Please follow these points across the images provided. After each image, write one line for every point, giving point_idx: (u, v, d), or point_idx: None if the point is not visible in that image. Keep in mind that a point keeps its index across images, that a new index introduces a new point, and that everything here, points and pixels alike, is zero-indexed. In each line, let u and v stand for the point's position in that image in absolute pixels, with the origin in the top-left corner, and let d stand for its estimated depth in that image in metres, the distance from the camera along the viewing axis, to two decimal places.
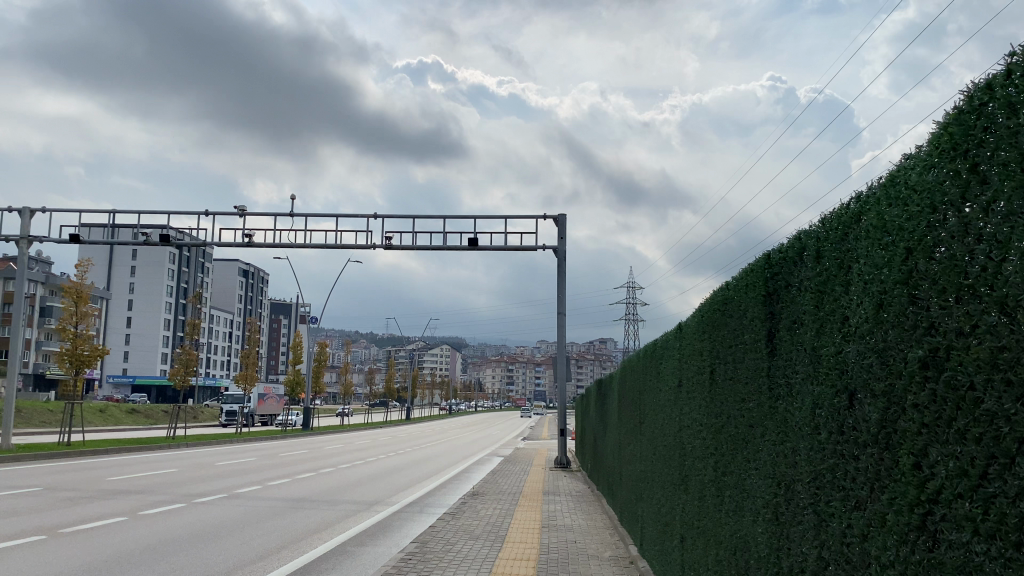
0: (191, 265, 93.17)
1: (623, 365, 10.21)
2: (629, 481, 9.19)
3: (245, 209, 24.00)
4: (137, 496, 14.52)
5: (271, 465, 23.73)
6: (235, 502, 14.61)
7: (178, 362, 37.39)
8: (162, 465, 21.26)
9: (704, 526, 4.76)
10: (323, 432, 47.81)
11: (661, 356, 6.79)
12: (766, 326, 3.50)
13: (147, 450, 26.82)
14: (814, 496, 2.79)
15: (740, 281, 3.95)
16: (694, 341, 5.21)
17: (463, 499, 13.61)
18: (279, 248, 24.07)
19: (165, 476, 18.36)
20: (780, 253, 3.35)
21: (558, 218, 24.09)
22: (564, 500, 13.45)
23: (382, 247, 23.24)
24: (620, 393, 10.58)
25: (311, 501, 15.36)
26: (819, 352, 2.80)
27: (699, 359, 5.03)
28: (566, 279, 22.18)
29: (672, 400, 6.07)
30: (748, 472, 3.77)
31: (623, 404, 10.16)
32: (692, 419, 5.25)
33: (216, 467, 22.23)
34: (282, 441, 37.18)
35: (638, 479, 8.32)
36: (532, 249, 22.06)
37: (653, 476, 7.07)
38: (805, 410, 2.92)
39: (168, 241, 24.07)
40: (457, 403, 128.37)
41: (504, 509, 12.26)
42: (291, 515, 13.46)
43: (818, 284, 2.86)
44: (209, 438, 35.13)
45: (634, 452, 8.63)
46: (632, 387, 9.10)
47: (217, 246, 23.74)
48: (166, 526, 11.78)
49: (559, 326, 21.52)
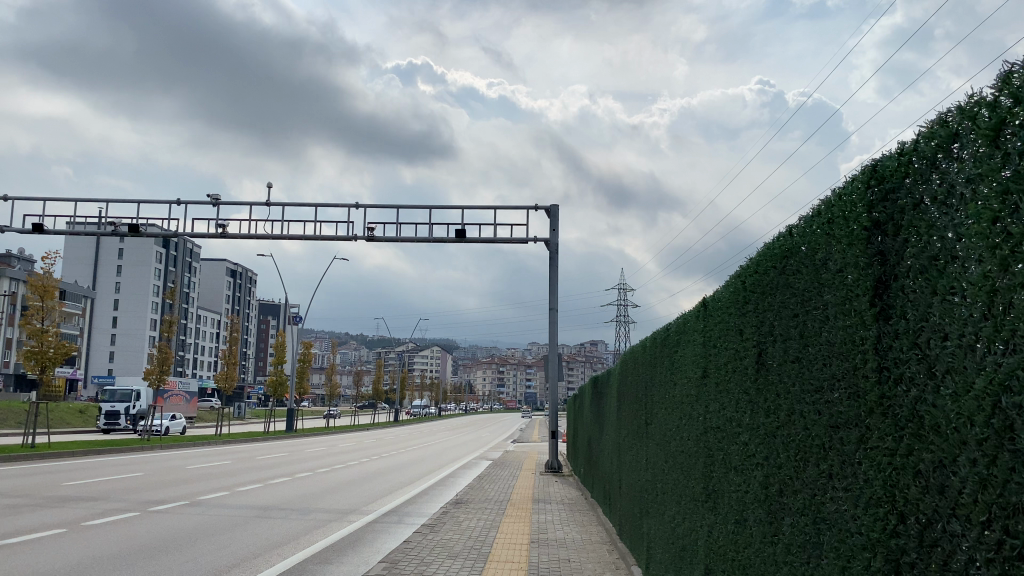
0: (178, 264, 91.71)
1: (624, 357, 9.00)
2: (630, 489, 8.03)
3: (220, 198, 22.66)
4: (85, 504, 13.19)
5: (244, 470, 22.34)
6: (195, 511, 13.32)
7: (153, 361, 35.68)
8: (125, 470, 19.85)
9: (744, 557, 3.58)
10: (308, 434, 46.40)
11: (676, 343, 5.57)
12: (871, 275, 2.32)
13: (116, 453, 25.43)
14: (997, 548, 1.64)
15: (817, 218, 2.78)
16: (730, 315, 4.00)
17: (444, 509, 12.37)
18: (255, 239, 22.76)
19: (125, 482, 16.99)
20: (899, 160, 2.19)
21: (550, 209, 22.88)
22: (556, 510, 12.24)
23: (363, 239, 22.06)
24: (621, 389, 9.36)
25: (280, 509, 14.09)
26: (1007, 302, 1.65)
27: (737, 337, 3.83)
28: (559, 273, 21.00)
29: (693, 395, 4.87)
30: (828, 493, 2.60)
31: (624, 403, 8.97)
32: (725, 418, 4.05)
33: (185, 471, 20.89)
34: (263, 443, 35.79)
35: (641, 489, 7.14)
36: (523, 242, 20.88)
37: (664, 489, 5.89)
38: (971, 397, 1.75)
39: (137, 232, 22.74)
40: (446, 406, 126.79)
41: (489, 520, 11.05)
42: (254, 527, 12.18)
43: (1004, 187, 1.70)
44: (185, 440, 33.60)
45: (639, 459, 7.41)
46: (636, 381, 7.92)
47: (189, 237, 22.47)
48: (109, 540, 10.52)
49: (551, 322, 20.32)
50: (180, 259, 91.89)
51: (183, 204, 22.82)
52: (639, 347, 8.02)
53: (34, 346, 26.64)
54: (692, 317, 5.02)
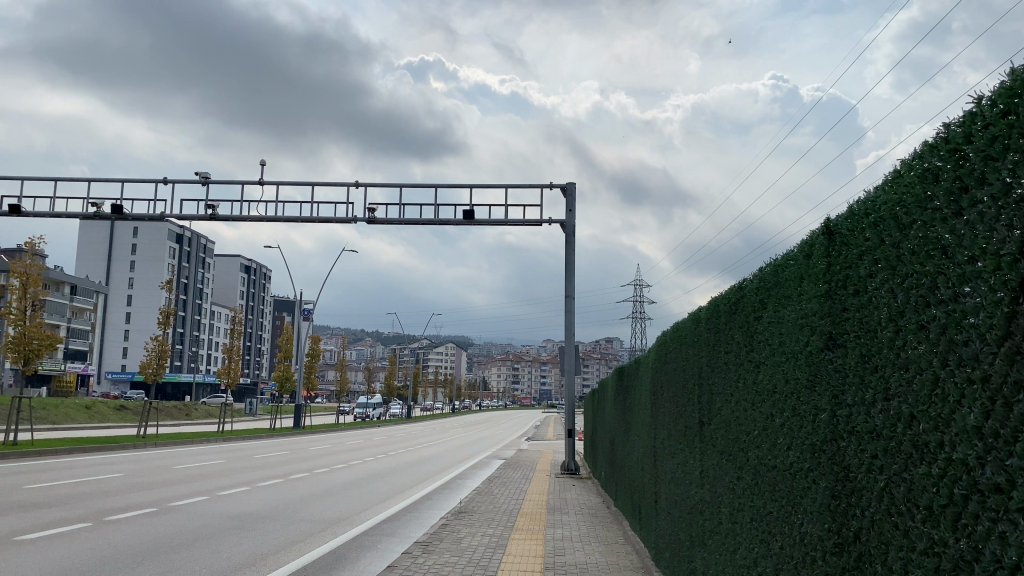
0: (191, 260, 90.68)
1: (659, 342, 7.16)
2: (671, 506, 6.26)
3: (209, 177, 20.96)
4: (34, 513, 11.51)
5: (235, 470, 20.65)
6: (164, 520, 11.65)
7: (146, 354, 33.73)
8: (105, 470, 18.27)
9: None
10: (316, 431, 44.74)
11: (761, 308, 3.78)
12: None
13: (107, 451, 23.95)
14: None
15: None
16: (910, 229, 2.23)
17: (443, 522, 10.61)
18: (247, 221, 21.05)
19: (97, 485, 15.37)
20: None
21: (566, 186, 21.04)
22: (574, 523, 10.48)
23: (363, 220, 20.42)
24: (653, 383, 7.55)
25: (260, 517, 12.41)
26: None
27: (935, 261, 2.06)
28: (576, 254, 19.23)
29: (803, 383, 3.08)
30: None
31: (660, 399, 7.17)
32: (894, 415, 2.28)
33: (171, 472, 19.22)
34: (265, 441, 34.13)
35: (691, 513, 5.33)
36: (536, 222, 19.09)
37: (735, 519, 4.14)
38: None
39: (121, 213, 21.11)
40: (460, 403, 124.93)
41: (496, 539, 9.28)
42: (222, 541, 10.44)
43: None
44: (182, 437, 31.98)
45: (687, 471, 5.63)
46: (679, 370, 6.10)
47: (176, 219, 20.86)
48: (33, 561, 8.72)
49: (567, 311, 18.48)
50: (193, 254, 90.59)
51: (170, 184, 21.13)
52: (679, 325, 6.24)
53: (16, 338, 25.31)
54: (796, 257, 3.24)
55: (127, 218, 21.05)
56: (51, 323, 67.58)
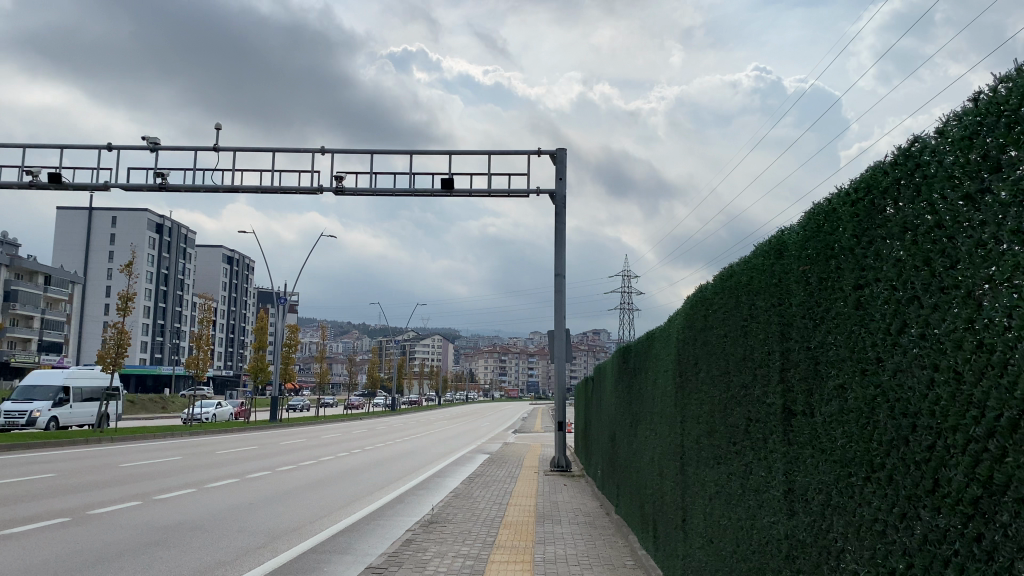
0: (173, 250, 87.97)
1: (692, 303, 5.20)
2: (717, 534, 4.33)
3: (158, 141, 18.70)
4: None
5: (191, 468, 18.61)
6: (69, 535, 9.56)
7: (105, 343, 31.26)
8: (39, 470, 16.15)
9: None
10: (293, 424, 42.64)
11: (1001, 167, 1.81)
12: None
13: (55, 447, 21.84)
14: None
15: None
16: None
17: (406, 536, 8.61)
18: (201, 190, 18.82)
19: (18, 488, 13.30)
20: None
21: (556, 153, 19.01)
22: (569, 537, 8.52)
23: (329, 189, 18.34)
24: (679, 361, 5.60)
25: (194, 529, 10.39)
26: None
27: None
28: (566, 227, 17.26)
29: None
30: None
31: (689, 380, 5.24)
32: None
33: (117, 470, 17.25)
34: (236, 435, 31.90)
35: (765, 544, 3.43)
36: (523, 192, 17.06)
37: None
38: None
39: (59, 182, 18.84)
40: (445, 395, 123.43)
41: (471, 561, 7.30)
42: (132, 563, 8.37)
43: None
44: (142, 431, 29.72)
45: (751, 486, 3.71)
46: (730, 332, 4.13)
47: (124, 187, 18.72)
48: None
49: (557, 290, 16.50)
50: (174, 244, 88.08)
51: (115, 149, 18.89)
52: (729, 270, 4.33)
53: None
54: None
55: (67, 187, 18.77)
56: (24, 315, 64.78)
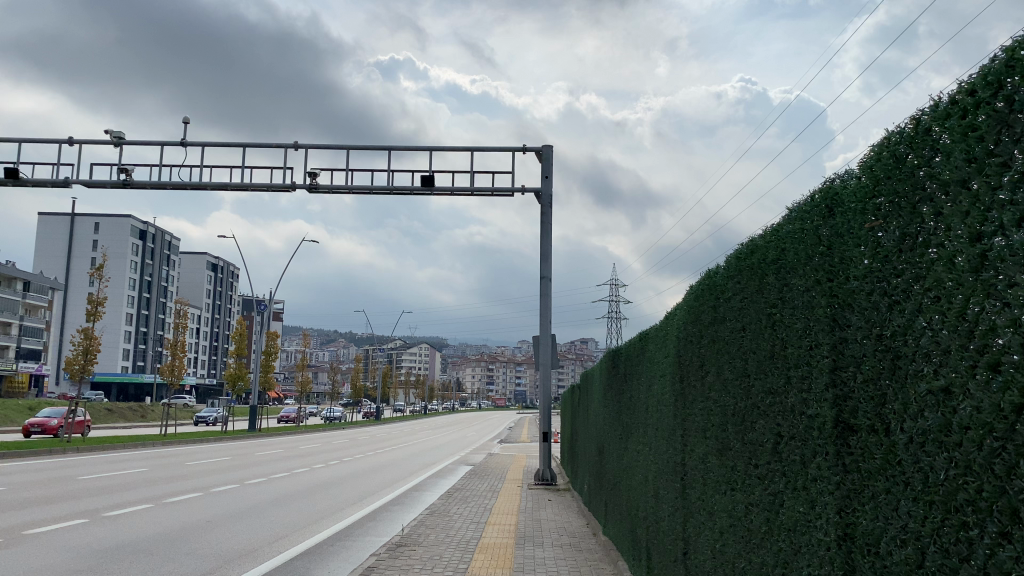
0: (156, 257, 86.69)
1: (698, 294, 4.31)
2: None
3: (123, 135, 17.69)
4: None
5: (154, 480, 17.57)
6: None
7: (74, 349, 30.08)
8: None
9: None
10: (273, 433, 41.56)
11: None
12: None
13: (14, 458, 20.71)
14: None
15: None
16: None
17: (367, 562, 7.65)
18: (168, 187, 17.81)
19: None
20: None
21: (541, 150, 18.14)
22: (551, 563, 7.57)
23: (303, 186, 17.35)
24: (680, 363, 4.71)
25: (137, 550, 9.38)
26: None
27: None
28: (552, 227, 16.38)
29: None
30: None
31: (692, 385, 4.35)
32: None
33: (75, 483, 16.20)
34: (211, 445, 30.80)
35: None
36: (507, 190, 16.16)
37: None
38: None
39: (17, 178, 17.78)
40: (431, 403, 122.40)
41: None
42: None
43: None
44: (112, 440, 28.52)
45: (782, 523, 2.81)
46: (752, 319, 3.24)
47: (84, 183, 17.68)
48: None
49: (543, 294, 15.61)
50: (157, 251, 86.78)
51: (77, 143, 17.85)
52: (748, 247, 3.47)
53: None
54: None
55: (25, 183, 17.73)
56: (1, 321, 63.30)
